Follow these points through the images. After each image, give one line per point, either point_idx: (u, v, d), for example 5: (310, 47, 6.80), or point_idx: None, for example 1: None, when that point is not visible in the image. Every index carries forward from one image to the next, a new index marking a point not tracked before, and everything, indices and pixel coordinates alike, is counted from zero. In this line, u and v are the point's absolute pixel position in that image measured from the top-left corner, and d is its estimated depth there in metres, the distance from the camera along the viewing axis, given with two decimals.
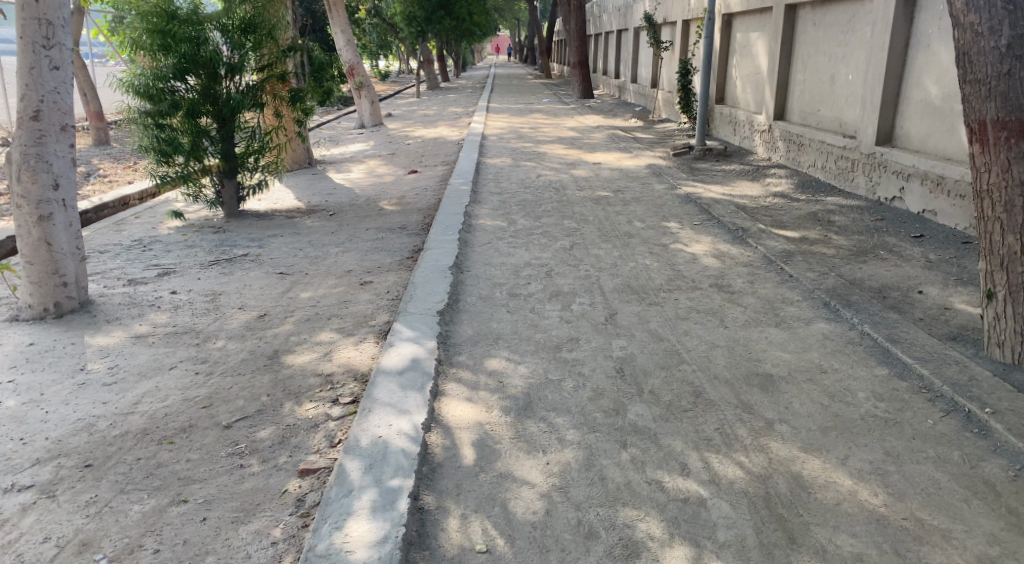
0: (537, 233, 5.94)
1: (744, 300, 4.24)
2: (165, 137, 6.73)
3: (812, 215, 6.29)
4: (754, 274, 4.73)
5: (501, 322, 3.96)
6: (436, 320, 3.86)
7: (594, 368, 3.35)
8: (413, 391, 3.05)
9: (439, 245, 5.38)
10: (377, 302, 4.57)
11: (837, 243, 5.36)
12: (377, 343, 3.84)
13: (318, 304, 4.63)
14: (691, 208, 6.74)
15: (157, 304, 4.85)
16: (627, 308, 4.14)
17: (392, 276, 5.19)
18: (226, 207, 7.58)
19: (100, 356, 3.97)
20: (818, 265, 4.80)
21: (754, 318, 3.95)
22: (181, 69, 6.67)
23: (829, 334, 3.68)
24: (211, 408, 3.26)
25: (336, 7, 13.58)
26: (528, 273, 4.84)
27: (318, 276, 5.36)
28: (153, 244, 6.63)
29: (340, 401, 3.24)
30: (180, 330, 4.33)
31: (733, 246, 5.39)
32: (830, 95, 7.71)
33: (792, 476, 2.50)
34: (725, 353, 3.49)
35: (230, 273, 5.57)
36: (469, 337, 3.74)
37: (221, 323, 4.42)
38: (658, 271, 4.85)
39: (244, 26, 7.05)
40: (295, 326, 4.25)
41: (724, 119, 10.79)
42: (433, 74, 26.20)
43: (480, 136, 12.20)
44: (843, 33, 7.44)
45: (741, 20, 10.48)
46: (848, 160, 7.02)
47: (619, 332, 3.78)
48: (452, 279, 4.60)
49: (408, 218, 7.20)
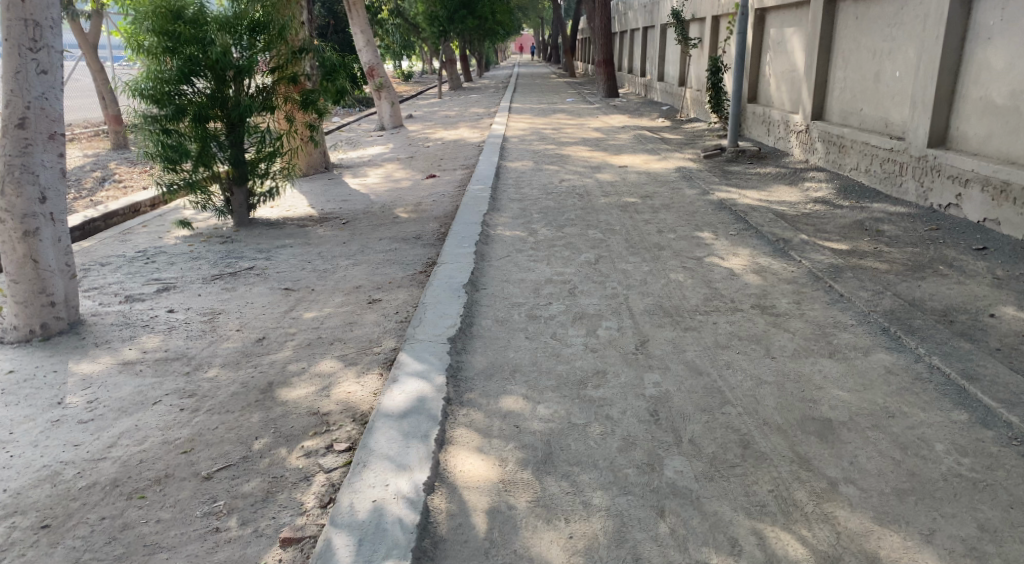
0: (560, 245, 5.52)
1: (790, 324, 3.80)
2: (171, 142, 6.42)
3: (858, 223, 5.81)
4: (799, 293, 4.28)
5: (519, 351, 3.56)
6: (446, 349, 3.47)
7: (624, 410, 2.93)
8: (415, 440, 2.66)
9: (454, 260, 4.99)
10: (385, 324, 4.19)
11: (889, 256, 4.88)
12: (381, 375, 3.46)
13: (321, 326, 4.27)
14: (726, 216, 6.28)
15: (151, 325, 4.53)
16: (660, 335, 3.71)
17: (403, 293, 4.82)
18: (236, 215, 7.26)
19: (82, 386, 3.64)
20: (871, 283, 4.33)
21: (804, 347, 3.51)
22: (188, 71, 6.34)
23: (892, 367, 3.22)
24: (191, 454, 2.91)
25: (355, 6, 13.26)
26: (550, 292, 4.43)
27: (325, 292, 5.01)
28: (157, 255, 6.34)
29: (335, 449, 2.86)
30: (171, 356, 3.99)
31: (774, 260, 4.94)
32: (875, 93, 7.19)
33: (866, 559, 2.08)
34: (774, 390, 3.06)
35: (233, 289, 5.24)
36: (482, 369, 3.34)
37: (216, 347, 4.08)
38: (693, 289, 4.42)
39: (253, 26, 6.69)
40: (294, 352, 3.89)
41: (758, 119, 10.27)
42: (456, 75, 25.82)
43: (502, 138, 11.82)
44: (889, 27, 6.92)
45: (775, 15, 9.98)
46: (897, 164, 6.52)
47: (652, 364, 3.35)
48: (466, 299, 4.21)
49: (424, 227, 6.84)
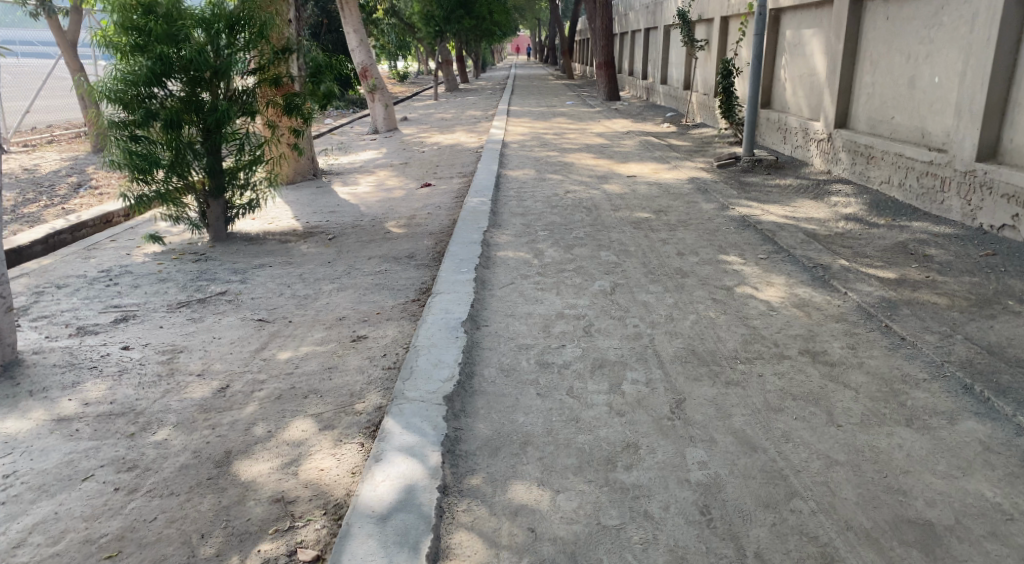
0: (570, 269, 4.91)
1: (850, 378, 3.20)
2: (140, 150, 5.76)
3: (901, 245, 5.23)
4: (852, 334, 3.68)
5: (530, 413, 2.94)
6: (441, 414, 2.85)
7: (667, 504, 2.34)
8: (401, 554, 2.08)
9: (451, 289, 4.37)
10: (370, 371, 3.58)
11: (946, 288, 4.29)
12: (362, 447, 2.84)
13: (295, 373, 3.65)
14: (751, 235, 5.68)
15: (100, 367, 3.90)
16: (697, 392, 3.11)
17: (393, 327, 4.21)
18: (212, 229, 6.58)
19: (2, 452, 3.01)
20: (935, 323, 3.73)
21: (874, 411, 2.90)
22: (160, 72, 5.67)
23: (989, 442, 2.64)
24: (117, 561, 2.29)
25: (349, 5, 12.67)
26: (561, 331, 3.82)
27: (303, 325, 4.39)
28: (121, 276, 5.71)
29: (299, 556, 2.26)
30: (116, 411, 3.36)
31: (814, 290, 4.35)
32: (910, 100, 6.62)
33: None
34: (850, 474, 2.47)
35: (200, 319, 4.62)
36: (485, 439, 2.73)
37: (170, 400, 3.45)
38: (729, 328, 3.81)
39: (231, 23, 6.03)
40: (261, 409, 3.28)
41: (772, 126, 9.68)
42: (453, 77, 25.17)
43: (501, 143, 11.23)
44: (927, 28, 6.35)
45: (792, 15, 9.41)
46: (937, 179, 5.94)
47: (692, 435, 2.75)
48: (465, 341, 3.59)
49: (418, 244, 6.23)
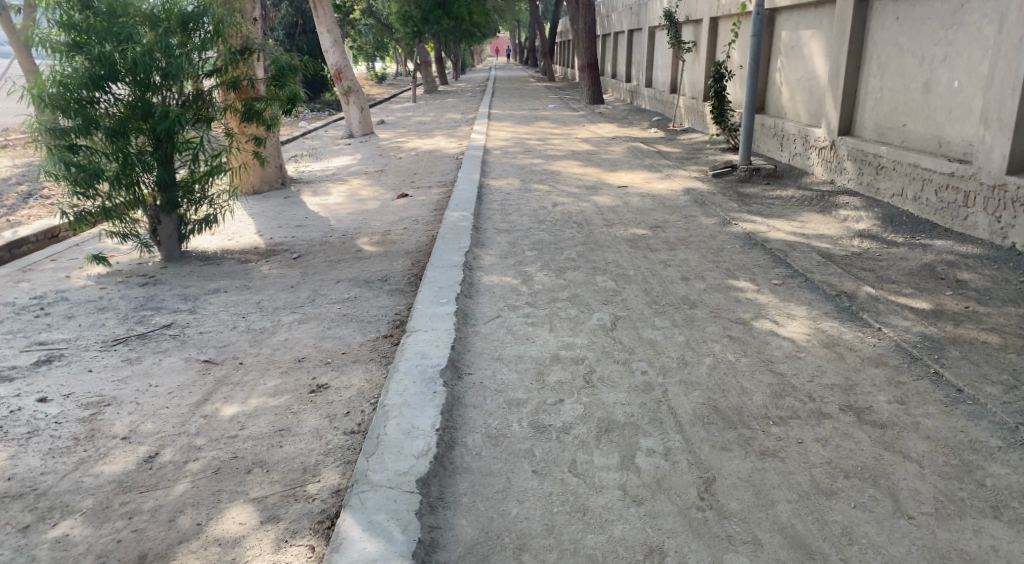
0: (563, 298, 4.34)
1: (910, 446, 2.65)
2: (81, 162, 5.08)
3: (928, 268, 4.72)
4: (898, 383, 3.14)
5: (525, 502, 2.36)
6: (413, 509, 2.27)
7: None
8: None
9: (428, 325, 3.77)
10: (331, 434, 2.98)
11: (992, 322, 3.77)
12: (312, 556, 2.26)
13: (239, 437, 3.03)
14: (760, 255, 5.15)
15: (5, 428, 3.24)
16: (728, 467, 2.54)
17: (360, 373, 3.61)
18: (164, 247, 5.91)
19: None
20: (992, 371, 3.20)
21: (949, 495, 2.36)
22: (102, 75, 5.00)
23: None
24: None
25: (321, 5, 11.99)
26: (558, 381, 3.23)
27: (256, 368, 3.78)
28: (56, 303, 5.06)
29: None
30: (13, 491, 2.74)
31: (841, 324, 3.82)
32: (925, 107, 6.12)
33: None
34: None
35: (137, 360, 3.98)
36: (470, 545, 2.17)
37: (83, 474, 2.83)
38: (753, 376, 3.25)
39: (184, 21, 5.36)
40: (194, 487, 2.68)
41: (768, 132, 9.18)
42: (432, 79, 24.45)
43: (482, 149, 10.63)
44: (944, 28, 5.87)
45: (789, 16, 8.93)
46: (959, 193, 5.45)
47: (730, 534, 2.20)
48: (444, 397, 3.00)
49: (392, 265, 5.63)
